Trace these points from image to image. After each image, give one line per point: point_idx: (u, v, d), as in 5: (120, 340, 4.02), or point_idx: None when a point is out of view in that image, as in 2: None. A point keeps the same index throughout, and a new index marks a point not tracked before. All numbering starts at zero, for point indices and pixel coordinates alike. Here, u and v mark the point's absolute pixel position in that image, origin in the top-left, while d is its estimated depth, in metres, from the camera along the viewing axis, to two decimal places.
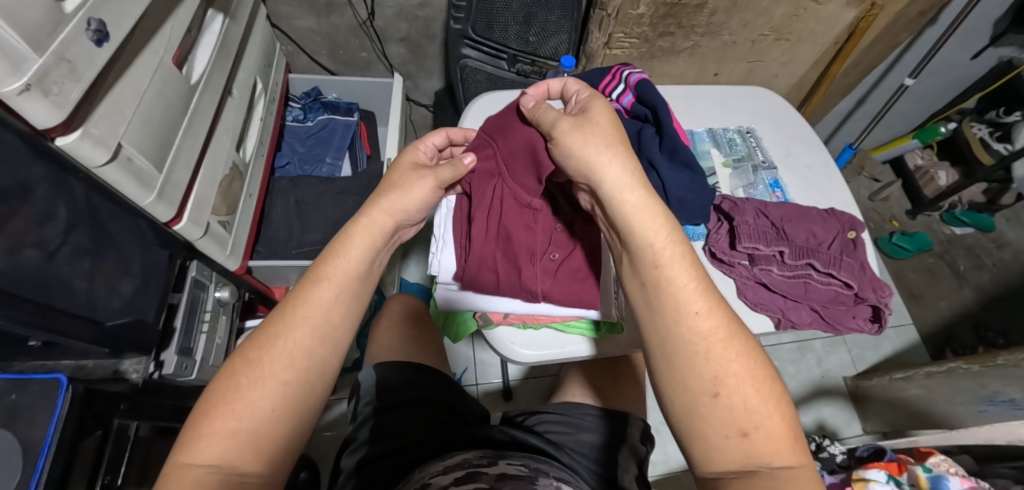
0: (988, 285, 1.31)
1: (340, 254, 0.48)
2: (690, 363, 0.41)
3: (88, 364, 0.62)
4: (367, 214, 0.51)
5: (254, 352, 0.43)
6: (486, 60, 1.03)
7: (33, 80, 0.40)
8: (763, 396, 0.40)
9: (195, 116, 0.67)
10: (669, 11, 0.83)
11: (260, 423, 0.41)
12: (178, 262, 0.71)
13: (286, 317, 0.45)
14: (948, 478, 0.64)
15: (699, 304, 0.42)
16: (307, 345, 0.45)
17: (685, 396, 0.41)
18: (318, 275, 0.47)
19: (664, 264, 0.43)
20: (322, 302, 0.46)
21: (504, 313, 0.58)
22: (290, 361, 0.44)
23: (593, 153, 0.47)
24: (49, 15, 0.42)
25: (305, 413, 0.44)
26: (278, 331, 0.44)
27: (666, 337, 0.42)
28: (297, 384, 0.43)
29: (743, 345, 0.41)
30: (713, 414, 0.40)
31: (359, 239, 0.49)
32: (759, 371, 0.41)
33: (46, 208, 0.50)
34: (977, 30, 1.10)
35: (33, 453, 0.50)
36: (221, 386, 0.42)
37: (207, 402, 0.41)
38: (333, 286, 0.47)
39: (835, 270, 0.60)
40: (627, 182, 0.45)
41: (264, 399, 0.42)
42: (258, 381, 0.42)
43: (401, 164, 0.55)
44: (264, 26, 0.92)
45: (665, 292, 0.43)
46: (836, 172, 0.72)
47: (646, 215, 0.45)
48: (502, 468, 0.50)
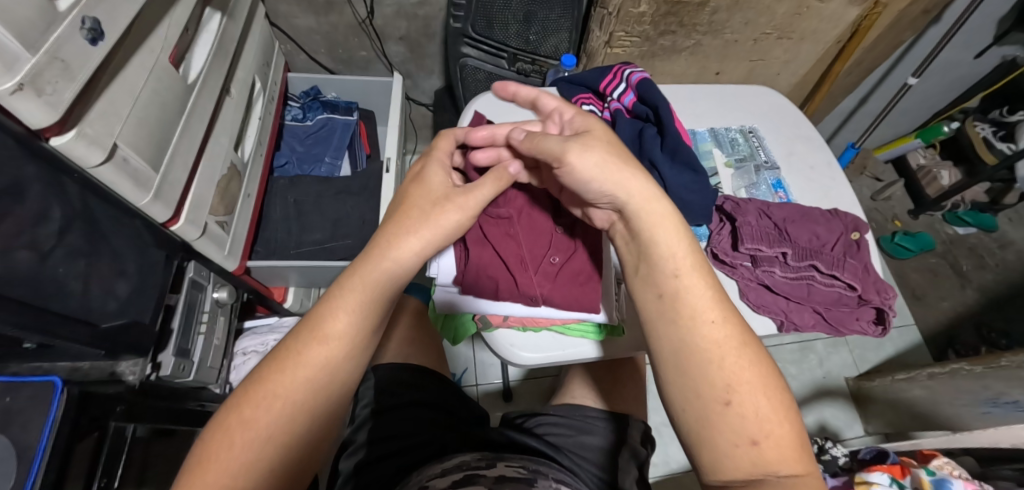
0: (990, 286, 1.31)
1: (347, 307, 0.45)
2: (703, 372, 0.41)
3: (85, 366, 0.61)
4: (382, 257, 0.46)
5: (250, 410, 0.41)
6: (485, 58, 1.02)
7: (26, 80, 0.40)
8: (774, 405, 0.40)
9: (192, 116, 0.67)
10: (670, 9, 0.82)
11: (257, 481, 0.40)
12: (175, 262, 0.70)
13: (284, 372, 0.43)
14: (951, 481, 0.64)
15: (713, 314, 0.42)
16: (305, 404, 0.43)
17: (697, 403, 0.41)
18: (320, 330, 0.44)
19: (682, 273, 0.44)
20: (325, 362, 0.44)
21: (504, 315, 0.57)
22: (289, 421, 0.42)
23: (614, 170, 0.45)
24: (41, 14, 0.41)
25: (302, 464, 0.44)
26: (276, 390, 0.42)
27: (680, 346, 0.42)
28: (294, 442, 0.42)
29: (754, 355, 0.42)
30: (724, 422, 0.40)
31: (368, 291, 0.46)
32: (770, 383, 0.41)
33: (39, 210, 0.50)
34: (981, 29, 1.09)
35: (27, 457, 0.49)
36: (212, 442, 0.40)
37: (197, 458, 0.39)
38: (337, 345, 0.44)
39: (838, 271, 0.59)
40: (651, 196, 0.45)
41: (260, 458, 0.40)
42: (254, 442, 0.40)
43: (429, 188, 0.50)
44: (262, 24, 0.92)
45: (681, 305, 0.43)
46: (839, 172, 0.72)
47: (668, 227, 0.45)
48: (501, 470, 0.50)
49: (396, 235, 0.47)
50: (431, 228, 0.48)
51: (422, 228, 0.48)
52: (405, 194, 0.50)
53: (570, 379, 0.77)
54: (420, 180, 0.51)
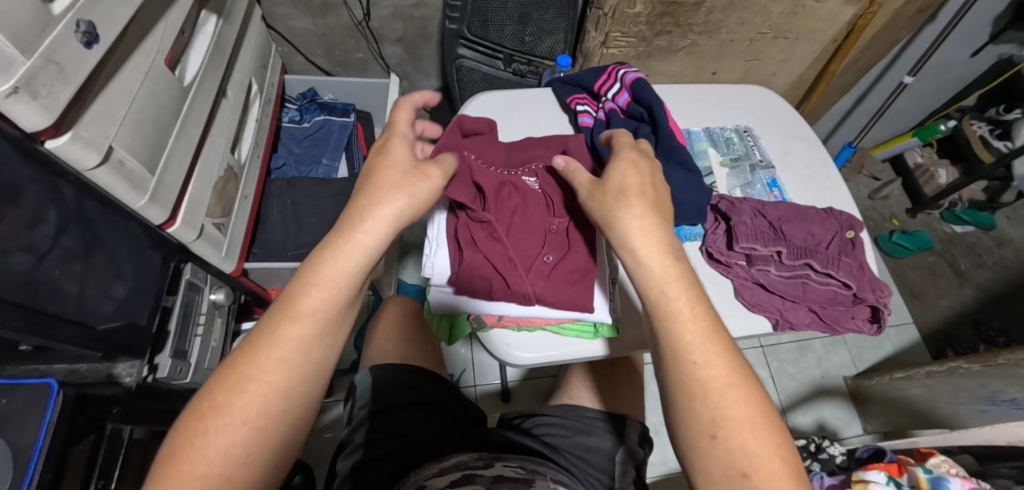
0: (988, 284, 1.31)
1: (321, 283, 0.44)
2: (689, 406, 0.41)
3: (82, 368, 0.61)
4: (359, 230, 0.45)
5: (223, 394, 0.40)
6: (481, 59, 1.02)
7: (21, 83, 0.40)
8: (762, 440, 0.39)
9: (188, 118, 0.67)
10: (666, 9, 0.82)
11: (236, 465, 0.40)
12: (172, 265, 0.70)
13: (256, 353, 0.42)
14: (948, 480, 0.64)
15: (698, 353, 0.41)
16: (283, 387, 0.42)
17: (686, 435, 0.41)
18: (291, 307, 0.43)
19: (666, 313, 0.43)
20: (297, 340, 0.43)
21: (499, 315, 0.57)
22: (265, 403, 0.41)
23: (612, 208, 0.46)
24: (36, 18, 0.41)
25: (284, 449, 0.43)
26: (249, 372, 0.41)
27: (669, 380, 0.42)
28: (273, 426, 0.42)
29: (746, 391, 0.41)
30: (712, 456, 0.40)
31: (339, 263, 0.45)
32: (761, 416, 0.40)
33: (35, 211, 0.50)
34: (977, 28, 1.09)
35: (23, 459, 0.49)
36: (186, 429, 0.40)
37: (172, 445, 0.39)
38: (311, 321, 0.43)
39: (833, 270, 0.59)
40: (641, 235, 0.45)
41: (236, 443, 0.40)
42: (230, 426, 0.40)
43: (393, 161, 0.49)
44: (259, 27, 0.92)
45: (664, 341, 0.43)
46: (835, 171, 0.72)
47: (655, 268, 0.44)
48: (498, 470, 0.50)
49: (359, 206, 0.46)
50: (400, 195, 0.47)
51: (386, 199, 0.47)
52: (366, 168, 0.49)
53: (567, 380, 0.77)
54: (388, 153, 0.50)
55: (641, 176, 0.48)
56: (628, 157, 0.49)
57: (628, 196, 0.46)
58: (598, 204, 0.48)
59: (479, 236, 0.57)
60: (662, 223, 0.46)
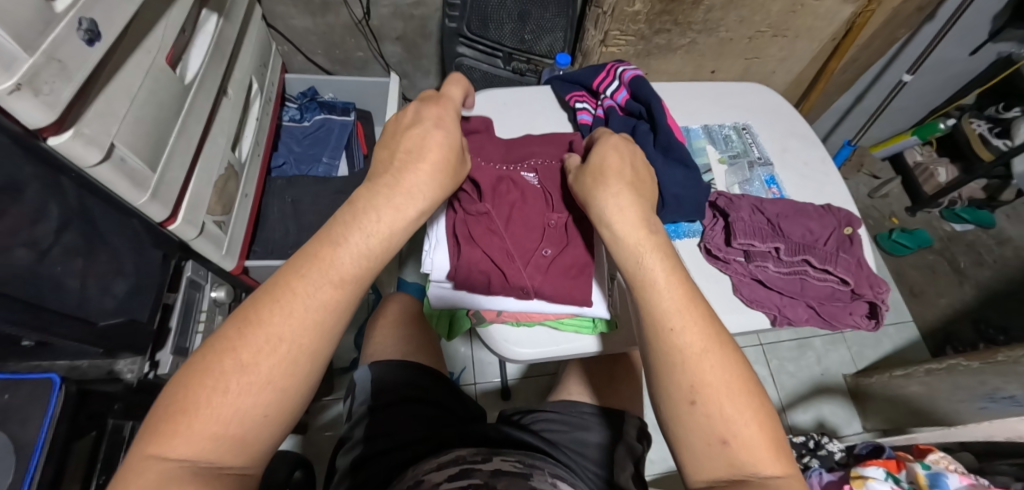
0: (988, 282, 1.31)
1: (364, 246, 0.40)
2: (668, 374, 0.41)
3: (83, 365, 0.62)
4: (409, 198, 0.42)
5: (248, 351, 0.36)
6: (481, 58, 1.03)
7: (24, 80, 0.40)
8: (740, 406, 0.39)
9: (189, 116, 0.67)
10: (665, 8, 0.83)
11: (253, 428, 0.36)
12: (172, 262, 0.71)
13: (289, 312, 0.37)
14: (946, 476, 0.64)
15: (675, 320, 0.41)
16: (313, 349, 0.38)
17: (666, 405, 0.41)
18: (332, 268, 0.39)
19: (644, 284, 0.43)
20: (334, 305, 0.39)
21: (498, 311, 0.58)
22: (293, 365, 0.37)
23: (594, 187, 0.47)
24: (39, 15, 0.42)
25: (298, 415, 0.39)
26: (279, 332, 0.37)
27: (650, 351, 0.42)
28: (298, 390, 0.38)
29: (724, 357, 0.40)
30: (692, 423, 0.40)
31: (386, 232, 0.41)
32: (739, 382, 0.40)
33: (38, 207, 0.51)
34: (976, 26, 1.09)
35: (25, 454, 0.49)
36: (200, 383, 0.35)
37: (180, 399, 0.34)
38: (351, 284, 0.40)
39: (831, 266, 0.59)
40: (620, 211, 0.45)
41: (258, 405, 0.36)
42: (253, 387, 0.35)
43: (450, 133, 0.45)
44: (259, 26, 0.92)
45: (643, 311, 0.43)
46: (833, 168, 0.72)
47: (633, 242, 0.44)
48: (496, 464, 0.50)
49: (413, 176, 0.42)
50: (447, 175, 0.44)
51: (437, 182, 0.43)
52: (419, 129, 0.44)
53: (567, 376, 0.77)
54: (444, 122, 0.46)
55: (620, 154, 0.49)
56: (612, 141, 0.50)
57: (605, 176, 0.47)
58: (582, 185, 0.49)
59: (479, 230, 0.57)
60: (641, 200, 0.47)
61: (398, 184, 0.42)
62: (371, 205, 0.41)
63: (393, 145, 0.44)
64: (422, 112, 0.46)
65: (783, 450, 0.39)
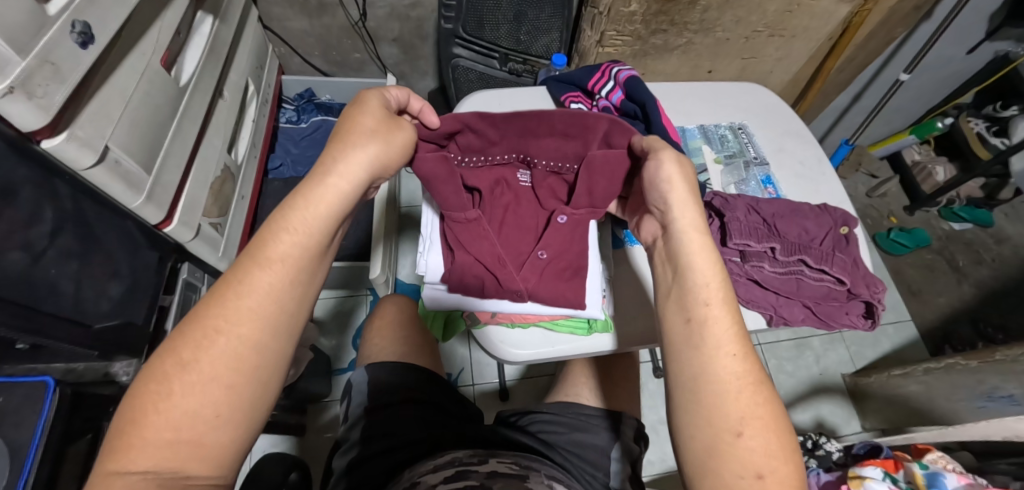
0: (987, 281, 1.31)
1: (287, 230, 0.40)
2: (717, 400, 0.40)
3: (80, 367, 0.61)
4: (326, 176, 0.42)
5: (188, 351, 0.37)
6: (477, 59, 1.03)
7: (16, 83, 0.40)
8: (781, 444, 0.39)
9: (184, 118, 0.67)
10: (661, 8, 0.83)
11: (205, 427, 0.36)
12: (169, 264, 0.71)
13: (223, 304, 0.38)
14: (944, 475, 0.63)
15: (736, 346, 0.41)
16: (256, 341, 0.38)
17: (705, 430, 0.39)
18: (260, 253, 0.40)
19: (714, 303, 0.42)
20: (268, 289, 0.39)
21: (492, 312, 0.57)
22: (236, 358, 0.38)
23: (671, 192, 0.46)
24: (32, 19, 0.42)
25: (261, 412, 0.40)
26: (217, 326, 0.38)
27: (699, 372, 0.40)
28: (246, 384, 0.38)
29: (770, 392, 0.40)
30: (733, 455, 0.38)
31: (311, 207, 0.41)
32: (783, 418, 0.40)
33: (32, 210, 0.51)
34: (973, 24, 1.09)
35: (20, 456, 0.50)
36: (145, 392, 0.36)
37: (130, 412, 0.35)
38: (280, 269, 0.40)
39: (827, 266, 0.59)
40: (696, 222, 0.45)
41: (206, 404, 0.36)
42: (197, 386, 0.36)
43: (369, 111, 0.45)
44: (255, 27, 0.92)
45: (703, 329, 0.41)
46: (830, 168, 0.72)
47: (705, 258, 0.43)
48: (492, 467, 0.50)
49: (331, 158, 0.43)
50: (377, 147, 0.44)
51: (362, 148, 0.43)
52: (345, 113, 0.45)
53: (563, 377, 0.77)
54: (364, 103, 0.46)
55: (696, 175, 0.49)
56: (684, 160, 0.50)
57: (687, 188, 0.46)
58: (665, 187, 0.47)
59: (474, 232, 0.57)
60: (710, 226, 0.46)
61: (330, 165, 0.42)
62: (304, 187, 0.42)
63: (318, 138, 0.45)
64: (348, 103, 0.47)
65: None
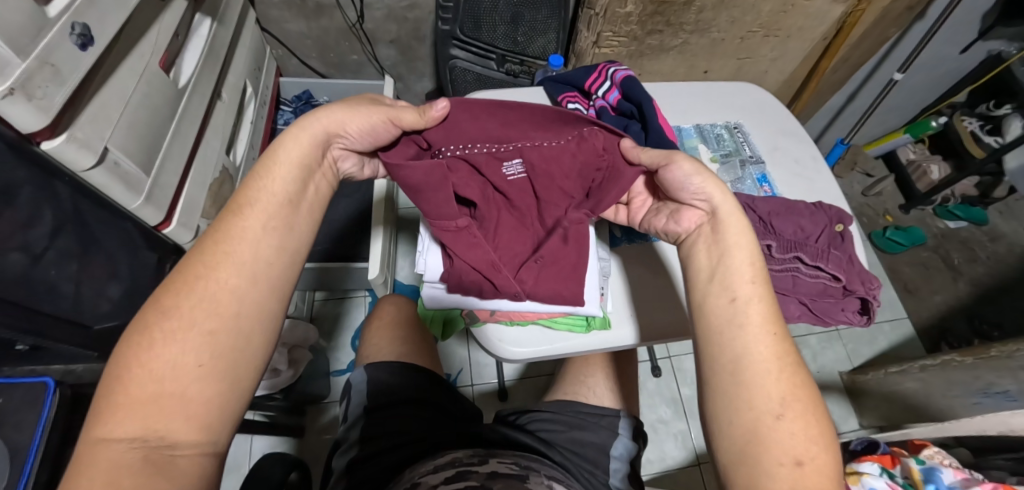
0: (981, 278, 1.32)
1: (264, 182, 0.45)
2: (760, 382, 0.41)
3: (80, 370, 0.62)
4: (298, 130, 0.47)
5: (169, 299, 0.39)
6: (475, 60, 1.04)
7: (17, 85, 0.41)
8: (819, 430, 0.40)
9: (183, 119, 0.68)
10: (657, 9, 0.83)
11: (189, 376, 0.38)
12: (168, 266, 0.71)
13: (205, 253, 0.41)
14: (941, 470, 0.64)
15: (776, 331, 0.43)
16: (234, 287, 0.41)
17: (749, 414, 0.40)
18: (241, 201, 0.44)
19: (759, 288, 0.44)
20: (244, 232, 0.43)
21: (491, 310, 0.58)
22: (213, 304, 0.40)
23: (709, 183, 0.49)
24: (32, 20, 0.42)
25: (246, 370, 0.41)
26: (198, 274, 0.40)
27: (742, 354, 0.42)
28: (226, 332, 0.40)
29: (806, 379, 0.42)
30: (774, 438, 0.39)
31: (289, 160, 0.46)
32: (818, 404, 0.41)
33: (31, 211, 0.51)
34: (966, 24, 1.10)
35: (18, 459, 0.50)
36: (129, 345, 0.38)
37: (115, 369, 0.37)
38: (256, 216, 0.44)
39: (822, 263, 0.60)
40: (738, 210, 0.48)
41: (187, 353, 0.38)
42: (177, 333, 0.38)
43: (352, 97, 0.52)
44: (252, 29, 0.92)
45: (746, 310, 0.43)
46: (824, 167, 0.73)
47: (748, 244, 0.46)
48: (492, 467, 0.50)
49: (310, 120, 0.48)
50: (343, 112, 0.49)
51: (333, 109, 0.49)
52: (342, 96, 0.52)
53: (561, 376, 0.77)
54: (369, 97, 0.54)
55: None
56: None
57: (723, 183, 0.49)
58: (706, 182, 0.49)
59: (467, 236, 0.56)
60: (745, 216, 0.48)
61: (304, 124, 0.47)
62: (286, 141, 0.47)
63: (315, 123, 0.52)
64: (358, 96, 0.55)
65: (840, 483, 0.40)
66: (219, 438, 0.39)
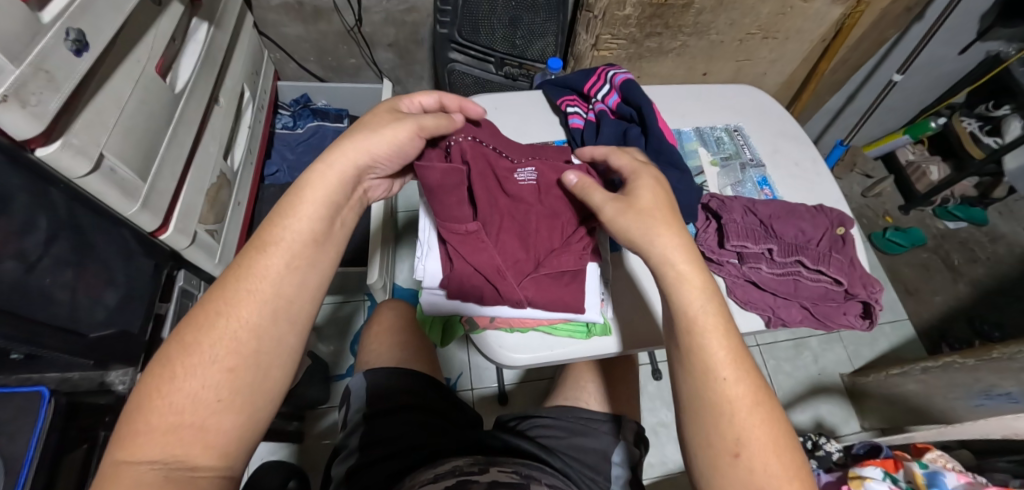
0: (981, 279, 1.32)
1: (290, 213, 0.44)
2: (714, 423, 0.41)
3: (75, 376, 0.62)
4: (326, 159, 0.46)
5: (190, 335, 0.39)
6: (474, 63, 1.03)
7: (11, 91, 0.40)
8: (783, 463, 0.39)
9: (180, 124, 0.67)
10: (656, 11, 0.83)
11: (208, 411, 0.38)
12: (165, 271, 0.71)
13: (226, 288, 0.41)
14: (944, 474, 0.64)
15: (728, 370, 0.41)
16: (254, 324, 0.41)
17: (707, 451, 0.41)
18: (263, 234, 0.44)
19: (700, 329, 0.42)
20: (265, 268, 0.42)
21: (491, 317, 0.57)
22: (234, 341, 0.40)
23: (641, 227, 0.45)
24: (26, 26, 0.41)
25: (264, 401, 0.41)
26: (219, 308, 0.41)
27: (694, 396, 0.42)
28: (246, 367, 0.40)
29: (768, 412, 0.41)
30: (733, 475, 0.39)
31: (314, 189, 0.45)
32: (781, 437, 0.40)
33: (26, 219, 0.50)
34: (964, 25, 1.10)
35: (14, 468, 0.49)
36: (151, 378, 0.38)
37: (139, 399, 0.38)
38: (278, 251, 0.43)
39: (824, 266, 0.59)
40: (674, 255, 0.44)
41: (206, 389, 0.38)
42: (198, 370, 0.38)
43: (382, 112, 0.51)
44: (250, 33, 0.92)
45: (691, 356, 0.42)
46: (824, 169, 0.72)
47: (690, 287, 0.43)
48: (493, 476, 0.50)
49: (341, 147, 0.47)
50: (368, 135, 0.47)
51: (362, 141, 0.47)
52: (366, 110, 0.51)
53: (563, 381, 0.76)
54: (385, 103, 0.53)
55: (654, 199, 0.47)
56: (643, 184, 0.48)
57: (662, 212, 0.46)
58: (631, 224, 0.46)
59: (475, 241, 0.56)
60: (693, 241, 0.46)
61: (338, 160, 0.46)
62: (317, 177, 0.46)
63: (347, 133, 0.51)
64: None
65: None
66: (236, 465, 0.40)
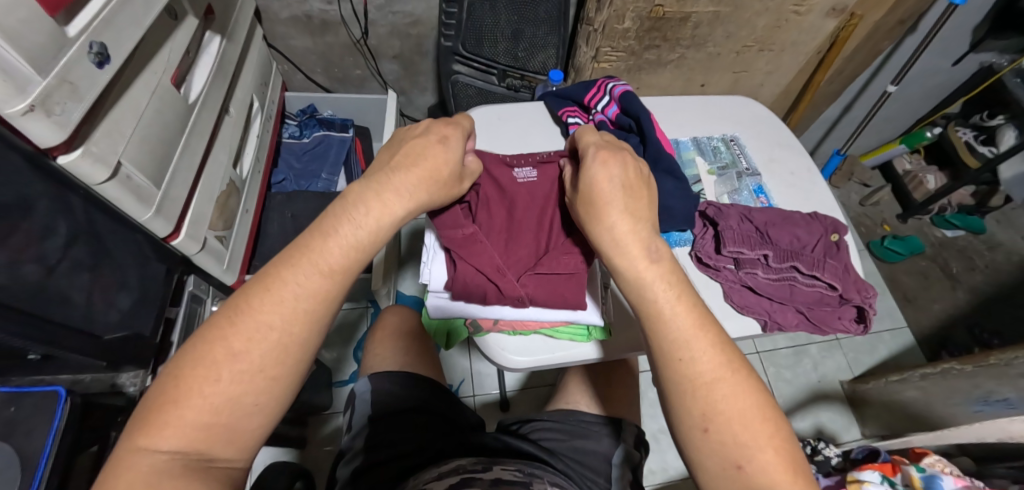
0: (980, 287, 1.33)
1: (348, 240, 0.42)
2: (680, 400, 0.41)
3: (87, 379, 0.63)
4: (387, 199, 0.43)
5: (239, 341, 0.39)
6: (476, 75, 1.06)
7: (37, 102, 0.42)
8: (756, 434, 0.39)
9: (193, 133, 0.69)
10: (653, 25, 0.86)
11: (242, 414, 0.39)
12: (176, 276, 0.72)
13: (281, 301, 0.40)
14: (941, 478, 0.64)
15: (682, 351, 0.41)
16: (302, 340, 0.41)
17: (679, 426, 0.42)
18: (321, 258, 0.41)
19: (653, 312, 0.43)
20: (322, 294, 0.41)
21: (494, 319, 0.59)
22: (281, 353, 0.40)
23: (587, 210, 0.47)
24: (52, 40, 0.43)
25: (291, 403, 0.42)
26: (268, 319, 0.39)
27: (660, 376, 0.43)
28: (287, 377, 0.40)
29: (739, 384, 0.40)
30: (705, 449, 0.40)
31: (376, 228, 0.43)
32: (751, 409, 0.40)
33: (46, 223, 0.52)
34: (957, 37, 1.12)
35: (30, 467, 0.51)
36: (192, 374, 0.38)
37: (173, 391, 0.37)
38: (333, 276, 0.42)
39: (818, 272, 0.61)
40: (614, 240, 0.45)
41: (248, 394, 0.39)
42: (244, 377, 0.38)
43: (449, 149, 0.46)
44: (260, 45, 0.95)
45: (651, 338, 0.43)
46: (819, 178, 0.74)
47: (638, 273, 0.44)
48: (496, 474, 0.51)
49: (407, 200, 0.44)
50: (432, 196, 0.46)
51: (421, 212, 0.46)
52: (430, 150, 0.46)
53: (564, 386, 0.77)
54: (449, 139, 0.47)
55: (600, 179, 0.46)
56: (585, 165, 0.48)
57: (595, 198, 0.46)
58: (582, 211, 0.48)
59: (474, 243, 0.58)
60: (639, 220, 0.45)
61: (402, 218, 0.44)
62: (373, 224, 0.43)
63: (397, 148, 0.46)
64: (432, 127, 0.48)
65: (802, 473, 0.39)
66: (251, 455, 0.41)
